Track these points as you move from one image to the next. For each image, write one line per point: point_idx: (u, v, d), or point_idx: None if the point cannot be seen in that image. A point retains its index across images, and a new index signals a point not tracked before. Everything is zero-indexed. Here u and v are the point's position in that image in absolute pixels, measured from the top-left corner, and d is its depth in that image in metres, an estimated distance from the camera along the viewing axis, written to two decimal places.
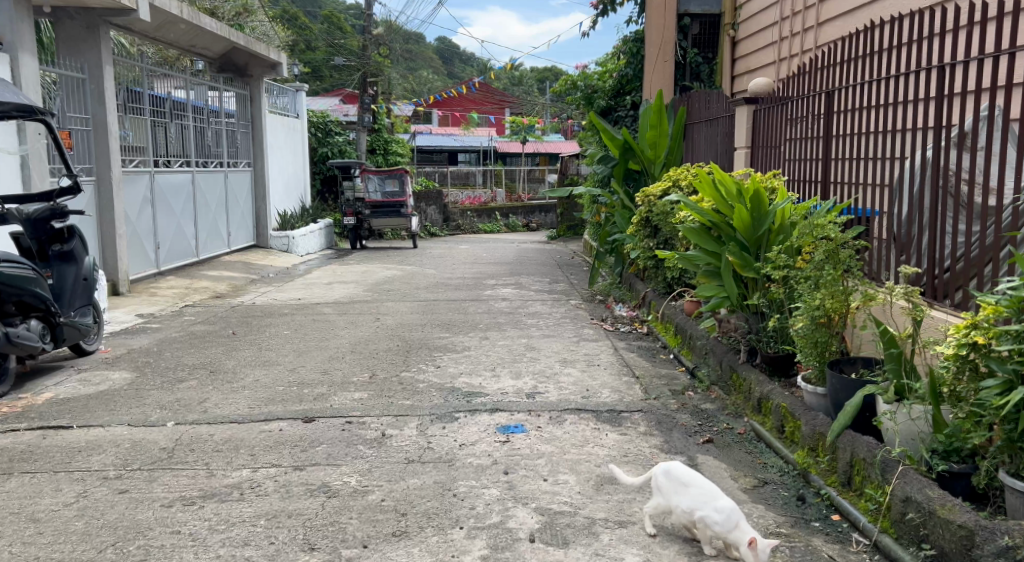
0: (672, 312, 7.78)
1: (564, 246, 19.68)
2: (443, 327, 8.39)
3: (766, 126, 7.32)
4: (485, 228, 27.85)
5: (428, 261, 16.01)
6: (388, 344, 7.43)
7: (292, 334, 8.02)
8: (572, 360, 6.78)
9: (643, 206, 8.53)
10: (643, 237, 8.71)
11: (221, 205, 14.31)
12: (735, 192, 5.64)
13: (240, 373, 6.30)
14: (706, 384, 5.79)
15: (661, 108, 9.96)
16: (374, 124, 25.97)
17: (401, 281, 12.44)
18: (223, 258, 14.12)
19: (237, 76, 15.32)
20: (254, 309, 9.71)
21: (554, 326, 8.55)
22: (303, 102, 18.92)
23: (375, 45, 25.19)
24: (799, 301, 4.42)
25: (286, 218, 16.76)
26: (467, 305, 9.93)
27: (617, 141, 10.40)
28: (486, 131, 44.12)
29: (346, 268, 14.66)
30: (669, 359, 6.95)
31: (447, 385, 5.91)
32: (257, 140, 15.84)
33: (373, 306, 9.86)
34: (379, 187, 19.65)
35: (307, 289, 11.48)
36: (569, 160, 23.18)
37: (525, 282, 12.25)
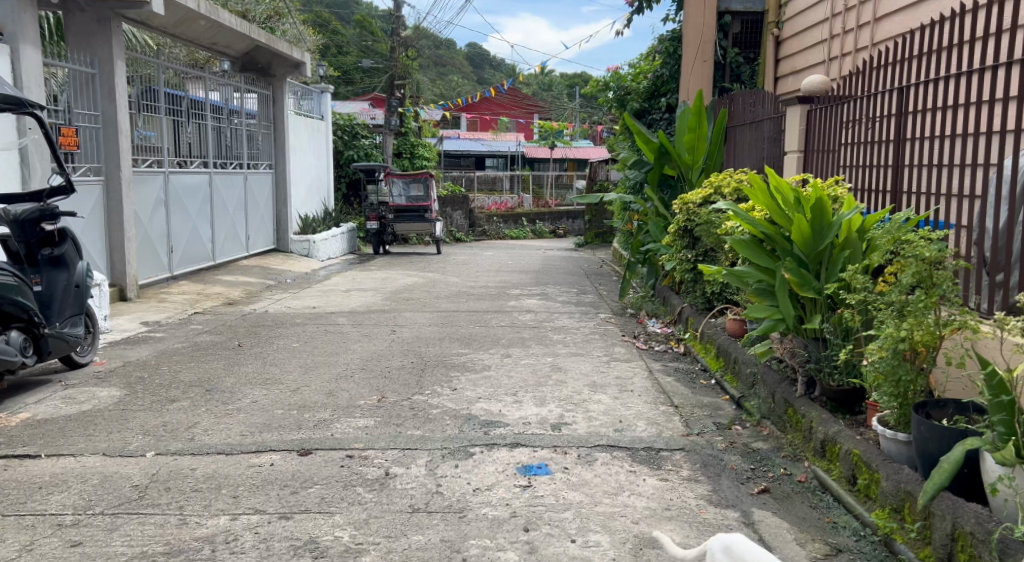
0: (712, 332, 7.12)
1: (592, 254, 19.05)
2: (462, 342, 7.78)
3: (821, 128, 6.71)
4: (511, 234, 27.29)
5: (451, 268, 15.45)
6: (402, 361, 6.82)
7: (300, 347, 7.44)
8: (602, 384, 6.13)
9: (681, 214, 7.93)
10: (681, 248, 8.09)
11: (240, 208, 13.82)
12: (793, 201, 5.03)
13: (236, 391, 5.72)
14: (756, 418, 5.16)
15: (701, 110, 9.31)
16: (400, 127, 25.49)
17: (421, 289, 11.86)
18: (240, 262, 13.64)
19: (260, 75, 14.85)
20: (265, 317, 9.17)
21: (582, 342, 7.90)
22: (327, 103, 18.43)
23: (403, 46, 24.68)
24: (878, 328, 3.79)
25: (307, 222, 16.24)
26: (490, 318, 9.31)
27: (652, 145, 9.76)
28: (514, 136, 43.54)
29: (366, 274, 14.14)
30: (710, 385, 6.29)
31: (463, 413, 5.28)
32: (279, 141, 15.35)
33: (390, 317, 9.27)
34: (403, 191, 19.24)
35: (323, 297, 10.94)
36: (598, 165, 22.54)
37: (551, 293, 11.62)
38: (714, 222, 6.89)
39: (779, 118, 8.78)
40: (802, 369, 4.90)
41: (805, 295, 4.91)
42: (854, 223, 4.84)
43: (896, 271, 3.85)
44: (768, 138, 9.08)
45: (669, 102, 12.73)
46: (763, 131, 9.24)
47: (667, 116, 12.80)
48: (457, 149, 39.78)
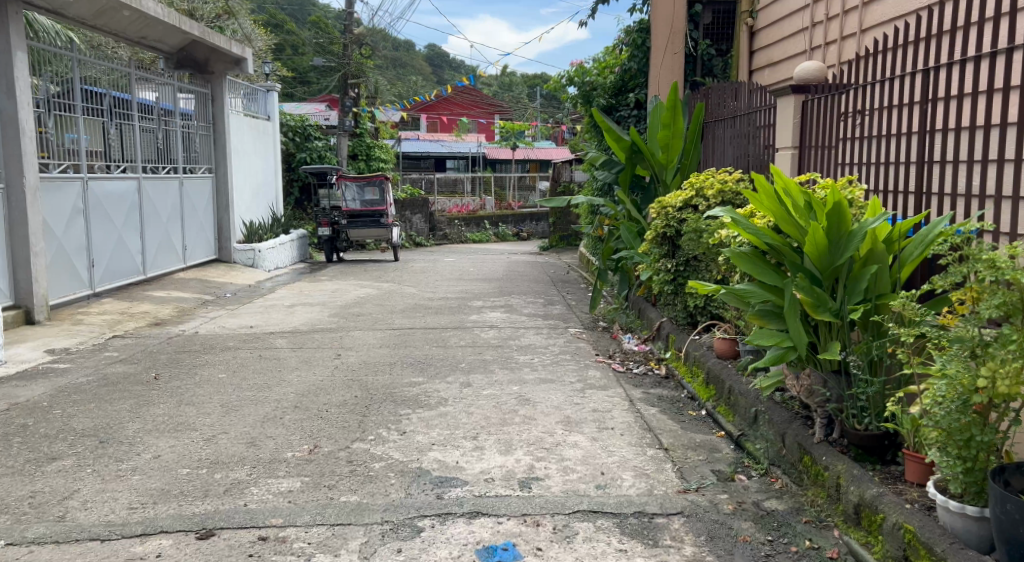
0: (698, 353, 6.28)
1: (557, 259, 18.17)
2: (415, 368, 6.84)
3: (820, 121, 5.81)
4: (474, 237, 26.40)
5: (408, 276, 14.47)
6: (345, 395, 5.86)
7: (226, 379, 6.44)
8: (579, 421, 5.24)
9: (658, 219, 7.15)
10: (659, 258, 7.28)
11: (175, 216, 12.74)
12: (805, 206, 4.20)
13: (140, 442, 4.74)
14: (764, 465, 4.31)
15: (676, 103, 8.51)
16: (356, 128, 24.43)
17: (374, 302, 10.88)
18: (177, 274, 12.55)
19: (197, 72, 13.76)
20: (193, 341, 8.14)
21: (552, 365, 7.02)
22: (274, 103, 17.41)
23: (356, 44, 23.67)
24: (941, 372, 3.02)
25: (252, 228, 15.13)
26: (448, 336, 8.39)
27: (623, 142, 8.92)
28: (475, 137, 42.58)
29: (316, 285, 13.13)
30: (701, 418, 5.43)
31: (412, 467, 4.35)
32: (219, 143, 14.27)
33: (336, 337, 8.30)
34: (357, 195, 17.99)
35: (264, 314, 9.91)
36: (563, 166, 21.68)
37: (516, 304, 10.73)
38: (702, 226, 6.10)
39: (761, 112, 8.00)
40: (819, 409, 4.06)
41: (820, 320, 4.08)
42: (880, 233, 4.03)
43: (965, 299, 3.09)
44: (748, 134, 8.29)
45: (638, 97, 11.87)
46: (742, 128, 8.48)
47: (636, 112, 11.94)
48: (417, 150, 38.74)
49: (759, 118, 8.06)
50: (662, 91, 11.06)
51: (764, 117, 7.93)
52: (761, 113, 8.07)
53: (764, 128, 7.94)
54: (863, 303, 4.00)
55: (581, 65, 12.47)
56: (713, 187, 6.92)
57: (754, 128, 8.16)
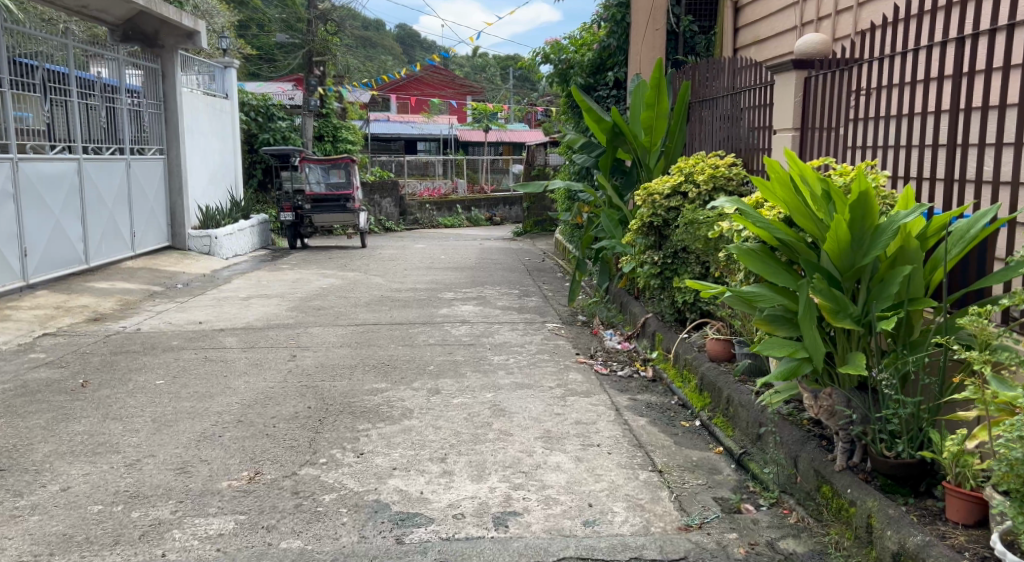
0: (689, 354, 5.70)
1: (531, 245, 17.52)
2: (377, 372, 6.21)
3: (824, 99, 5.21)
4: (445, 222, 25.69)
5: (375, 265, 13.78)
6: (296, 405, 5.22)
7: (164, 387, 5.77)
8: (561, 436, 4.65)
9: (644, 207, 6.62)
10: (645, 249, 6.73)
11: (122, 199, 11.91)
12: (823, 195, 3.61)
13: (49, 471, 4.10)
14: (774, 493, 3.67)
15: (660, 81, 7.93)
16: (322, 108, 23.57)
17: (337, 294, 10.20)
18: (126, 263, 11.76)
19: (145, 46, 12.91)
20: (133, 340, 7.44)
21: (528, 366, 6.43)
22: (232, 80, 16.57)
23: (321, 20, 22.79)
24: None
25: (209, 214, 14.33)
26: (415, 333, 7.77)
27: (604, 123, 8.32)
28: (446, 118, 41.68)
29: (277, 274, 12.41)
30: (696, 430, 4.86)
31: (368, 500, 3.71)
32: (171, 122, 13.44)
33: (292, 335, 7.64)
34: (322, 178, 17.22)
35: (216, 308, 9.20)
36: (536, 149, 21.01)
37: (489, 295, 10.12)
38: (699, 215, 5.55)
39: (747, 92, 7.41)
40: (841, 432, 3.41)
41: (840, 327, 3.48)
42: (913, 228, 3.44)
43: None
44: (734, 115, 7.71)
45: (617, 76, 11.20)
46: (727, 109, 7.92)
47: (614, 92, 11.37)
48: (386, 132, 37.85)
49: (744, 98, 7.46)
50: (643, 69, 10.34)
51: (750, 97, 7.32)
52: (746, 93, 7.48)
53: (750, 109, 7.36)
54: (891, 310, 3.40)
55: (557, 41, 11.81)
56: (704, 172, 6.37)
57: (740, 110, 7.57)
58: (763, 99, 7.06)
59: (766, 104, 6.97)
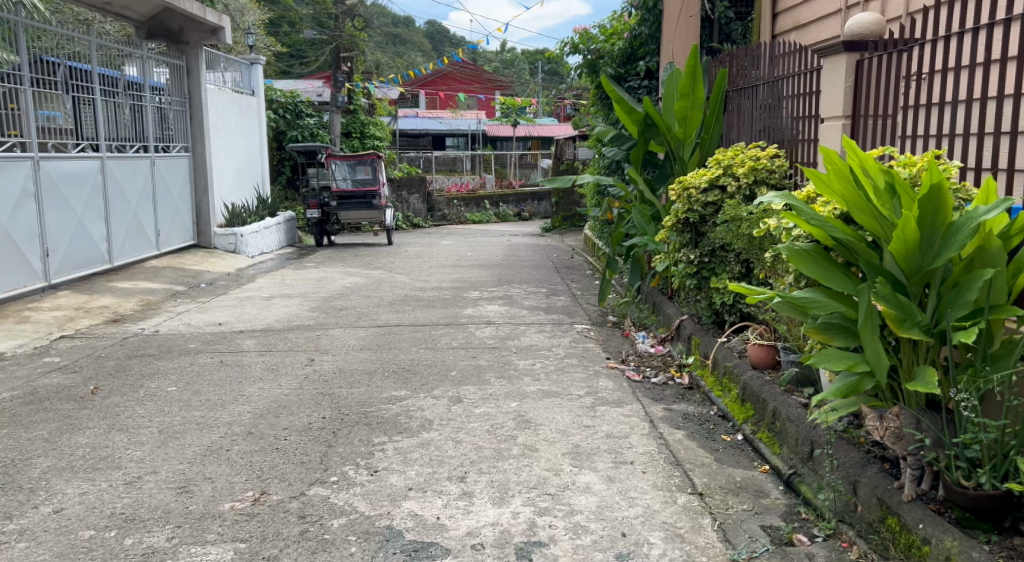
0: (729, 361, 5.32)
1: (560, 242, 17.17)
2: (397, 379, 5.89)
3: (878, 84, 4.79)
4: (473, 218, 25.42)
5: (401, 262, 13.53)
6: (310, 416, 4.92)
7: (176, 394, 5.46)
8: (591, 452, 4.30)
9: (679, 202, 6.26)
10: (679, 247, 6.36)
11: (146, 198, 11.74)
12: (887, 188, 3.23)
13: (44, 490, 3.82)
14: (830, 523, 3.30)
15: (696, 69, 7.56)
16: (349, 104, 23.37)
17: (360, 294, 9.92)
18: (150, 262, 11.60)
19: (170, 43, 12.73)
20: (150, 342, 7.19)
21: (557, 372, 6.08)
22: (258, 76, 16.39)
23: (348, 16, 22.64)
24: None
25: (234, 212, 14.14)
26: (439, 335, 7.46)
27: (636, 114, 7.94)
28: (475, 113, 41.37)
29: (301, 273, 12.20)
30: (738, 446, 4.49)
31: (380, 527, 3.40)
32: (196, 120, 13.25)
33: (312, 337, 7.37)
34: (348, 174, 17.07)
35: (236, 309, 8.97)
36: (565, 144, 20.66)
37: (515, 295, 9.78)
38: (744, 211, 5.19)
39: (785, 80, 6.99)
40: (910, 458, 3.02)
41: (905, 338, 3.11)
42: (992, 225, 3.04)
43: None
44: (772, 104, 7.30)
45: (648, 66, 10.78)
46: (764, 97, 7.51)
47: (646, 82, 10.88)
48: (415, 128, 37.63)
49: (783, 87, 7.05)
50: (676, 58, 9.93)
51: (789, 85, 6.90)
52: (785, 81, 7.07)
53: (789, 98, 6.95)
54: (966, 319, 3.02)
55: (586, 31, 11.43)
56: (744, 164, 6.01)
57: (779, 99, 7.15)
58: (803, 88, 6.64)
59: (808, 93, 6.55)
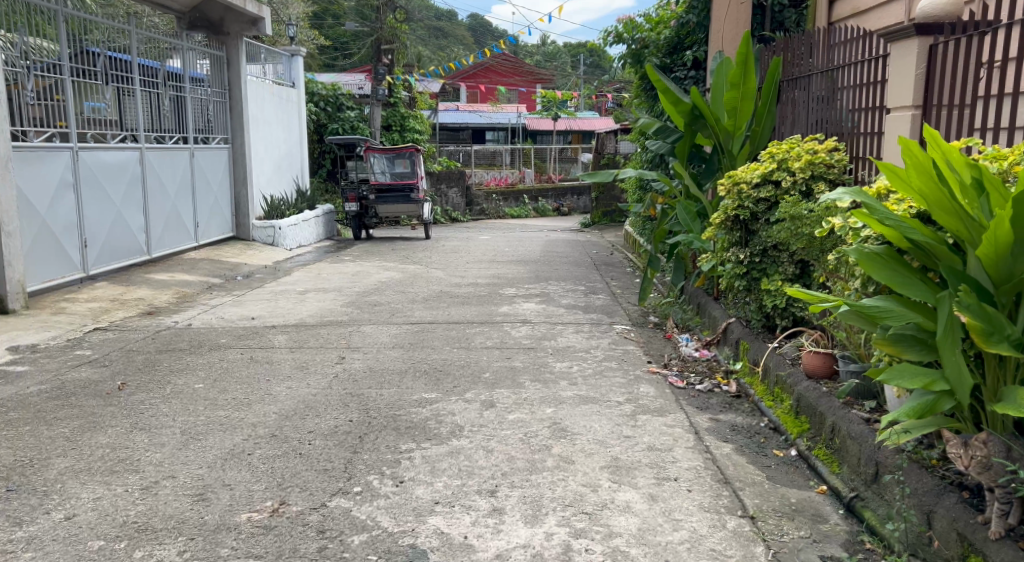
0: (781, 371, 5.00)
1: (599, 237, 16.85)
2: (429, 380, 5.64)
3: (955, 72, 4.48)
4: (512, 212, 25.18)
5: (438, 257, 13.34)
6: (337, 418, 4.69)
7: (202, 391, 5.23)
8: (632, 466, 4.03)
9: (729, 198, 5.96)
10: (728, 245, 6.05)
11: (185, 189, 11.68)
12: (972, 185, 2.93)
13: (58, 493, 3.63)
14: (901, 557, 3.00)
15: (747, 58, 7.22)
16: (390, 97, 23.14)
17: (395, 289, 9.71)
18: (188, 254, 11.55)
19: (211, 33, 12.64)
20: (183, 335, 7.04)
21: (596, 376, 5.80)
22: (299, 68, 16.30)
23: (391, 8, 22.60)
24: None
25: (273, 204, 14.06)
26: (474, 334, 7.21)
27: (683, 105, 7.62)
28: (515, 107, 41.09)
29: (337, 266, 12.08)
30: (792, 462, 4.19)
31: (404, 547, 3.18)
32: (237, 111, 13.17)
33: (345, 334, 7.17)
34: (387, 167, 16.85)
35: (270, 302, 8.82)
36: (606, 138, 20.33)
37: (553, 292, 9.51)
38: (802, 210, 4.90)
39: (841, 70, 6.62)
40: (998, 492, 2.70)
41: (990, 352, 2.82)
42: None
43: None
44: (827, 95, 6.93)
45: (695, 55, 10.40)
46: (819, 88, 7.13)
47: (692, 73, 10.57)
48: (456, 121, 37.46)
49: (839, 77, 6.67)
50: (724, 47, 9.58)
51: (845, 75, 6.53)
52: (841, 71, 6.69)
53: (845, 89, 6.58)
54: None
55: (631, 20, 11.07)
56: (800, 158, 5.68)
57: (834, 90, 6.78)
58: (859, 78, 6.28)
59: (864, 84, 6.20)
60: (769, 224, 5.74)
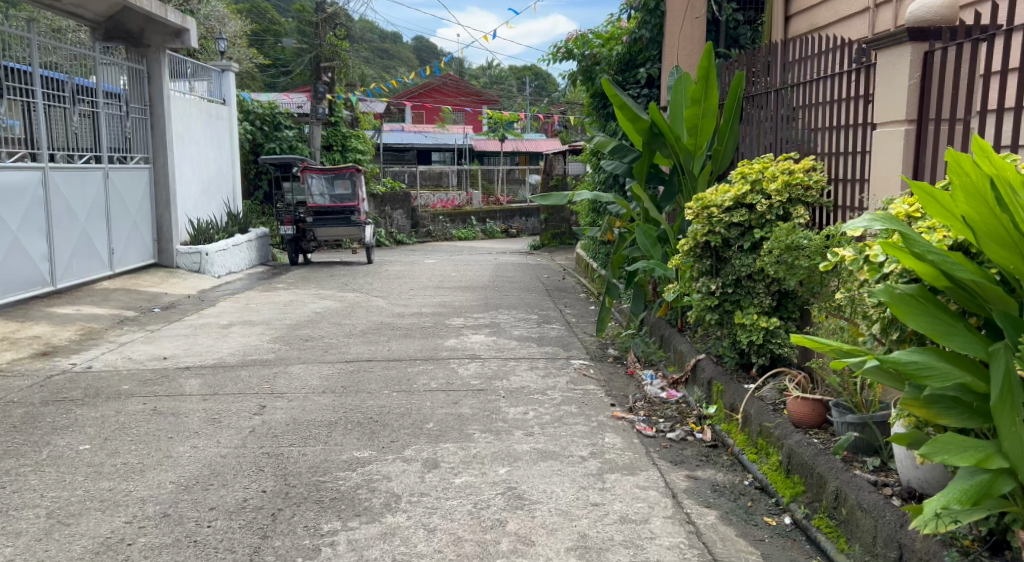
0: (764, 420, 4.38)
1: (549, 261, 16.24)
2: (362, 434, 4.89)
3: (956, 81, 3.88)
4: (459, 234, 24.49)
5: (379, 283, 12.56)
6: (245, 489, 3.94)
7: (88, 454, 4.40)
8: (601, 548, 3.34)
9: (698, 223, 5.34)
10: (698, 274, 5.45)
11: (97, 212, 10.72)
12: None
13: None
14: None
15: (709, 71, 6.67)
16: (331, 116, 22.41)
17: (330, 321, 8.92)
18: (102, 284, 10.57)
19: (130, 45, 11.76)
20: (80, 380, 6.17)
21: (554, 423, 5.12)
22: (229, 85, 15.50)
23: (330, 25, 21.87)
24: None
25: (200, 228, 13.11)
26: (417, 373, 6.48)
27: (641, 121, 7.04)
28: (461, 128, 40.52)
29: (270, 295, 11.22)
30: (789, 535, 3.55)
31: None
32: (158, 129, 12.25)
33: (271, 376, 6.38)
34: (325, 189, 16.02)
35: (188, 339, 7.96)
36: (555, 158, 19.81)
37: (503, 322, 8.84)
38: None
39: (800, 87, 6.11)
40: None
41: None
42: None
43: None
44: (785, 114, 6.39)
45: (649, 72, 9.75)
46: (777, 107, 6.60)
47: (645, 91, 9.89)
48: (400, 142, 36.75)
49: (798, 95, 6.15)
50: (675, 64, 9.00)
51: (805, 92, 6.01)
52: (800, 89, 6.18)
53: (804, 108, 6.06)
54: None
55: (581, 35, 10.54)
56: (777, 179, 5.10)
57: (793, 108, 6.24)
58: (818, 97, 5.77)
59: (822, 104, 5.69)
60: (743, 250, 5.15)
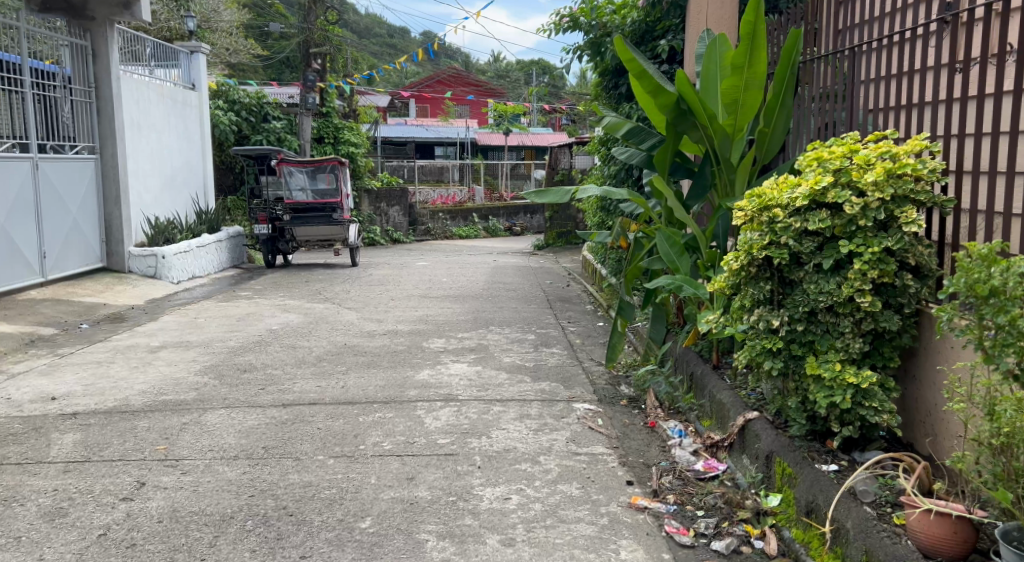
0: (871, 545, 2.79)
1: (553, 264, 14.64)
2: (259, 544, 3.31)
3: None
4: (460, 232, 22.91)
5: (358, 291, 11.02)
6: None
7: None
8: None
9: (754, 230, 3.73)
10: (750, 303, 3.83)
11: (22, 210, 9.26)
12: None
13: None
14: None
15: (759, 29, 5.05)
16: (322, 106, 20.60)
17: (282, 343, 7.34)
18: (29, 295, 9.07)
19: (70, 17, 10.25)
20: None
21: (545, 520, 3.53)
22: (199, 68, 13.93)
23: (323, 9, 20.32)
24: None
25: (159, 226, 11.54)
26: (372, 426, 4.89)
27: (666, 95, 5.41)
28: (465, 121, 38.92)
29: (228, 306, 9.70)
30: None
31: None
32: (107, 114, 10.74)
33: (178, 430, 4.80)
34: (307, 184, 14.41)
35: (98, 369, 6.40)
36: (560, 151, 18.25)
37: (493, 345, 7.26)
38: (1000, 275, 2.58)
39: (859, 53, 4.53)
40: None
41: None
42: None
43: None
44: (836, 91, 4.80)
45: (672, 44, 8.05)
46: (826, 81, 5.00)
47: (667, 66, 8.24)
48: (400, 135, 35.19)
49: (855, 66, 4.57)
50: (694, 31, 7.35)
51: (869, 60, 4.41)
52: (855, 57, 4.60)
53: (865, 80, 4.47)
54: None
55: (592, 1, 8.92)
56: (872, 168, 3.49)
57: (846, 82, 4.66)
58: (885, 67, 4.20)
59: (887, 76, 4.17)
60: (821, 271, 3.56)
